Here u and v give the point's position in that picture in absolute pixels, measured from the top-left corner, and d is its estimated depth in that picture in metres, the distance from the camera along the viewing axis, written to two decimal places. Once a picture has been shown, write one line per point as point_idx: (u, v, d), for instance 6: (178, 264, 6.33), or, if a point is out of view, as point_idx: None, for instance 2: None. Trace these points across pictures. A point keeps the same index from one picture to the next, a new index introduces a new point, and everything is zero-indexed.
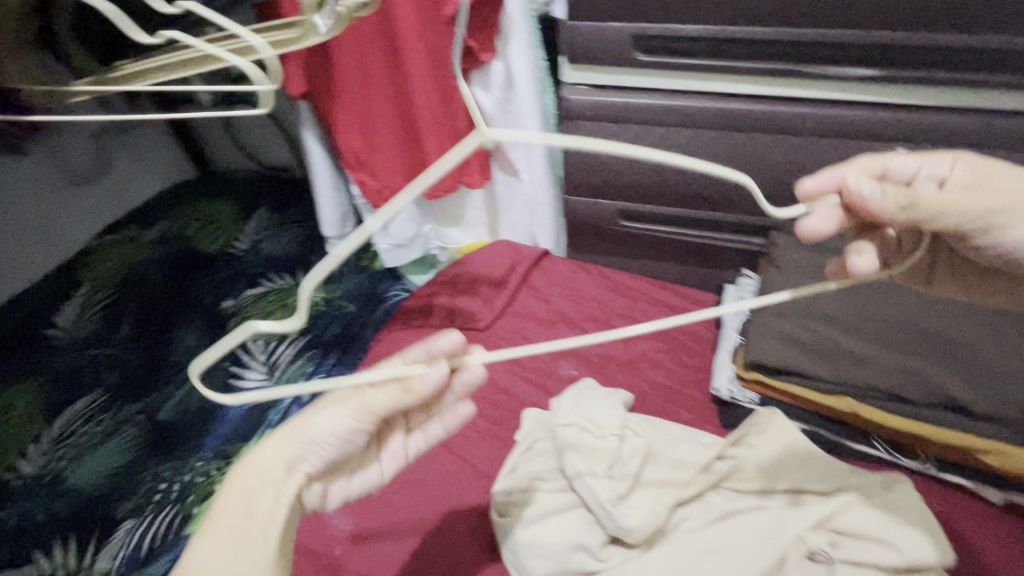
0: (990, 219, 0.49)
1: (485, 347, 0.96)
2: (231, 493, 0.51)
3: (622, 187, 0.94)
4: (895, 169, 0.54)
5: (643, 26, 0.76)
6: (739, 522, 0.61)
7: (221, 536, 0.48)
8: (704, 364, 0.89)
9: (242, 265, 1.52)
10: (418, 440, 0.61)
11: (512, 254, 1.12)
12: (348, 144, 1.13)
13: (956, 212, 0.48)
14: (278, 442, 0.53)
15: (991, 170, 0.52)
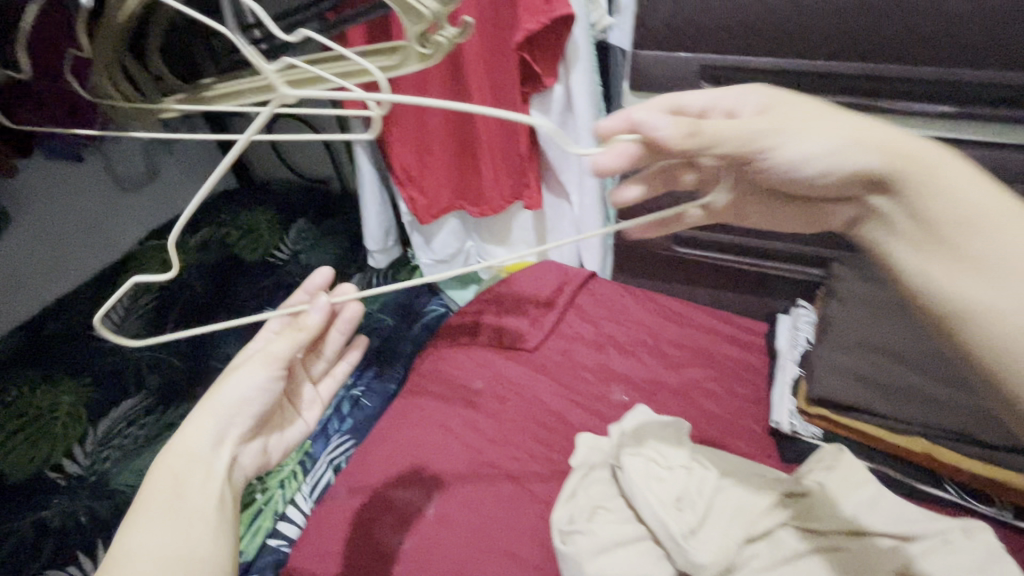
0: (756, 133, 0.40)
1: (533, 368, 0.95)
2: (158, 483, 0.48)
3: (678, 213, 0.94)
4: (688, 105, 0.47)
5: (712, 57, 0.77)
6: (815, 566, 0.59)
7: (160, 520, 0.46)
8: (759, 395, 0.88)
9: (284, 275, 1.57)
10: (328, 383, 0.69)
11: (558, 275, 1.12)
12: (399, 161, 1.14)
13: (723, 133, 0.40)
14: (202, 416, 0.53)
15: (785, 95, 0.45)
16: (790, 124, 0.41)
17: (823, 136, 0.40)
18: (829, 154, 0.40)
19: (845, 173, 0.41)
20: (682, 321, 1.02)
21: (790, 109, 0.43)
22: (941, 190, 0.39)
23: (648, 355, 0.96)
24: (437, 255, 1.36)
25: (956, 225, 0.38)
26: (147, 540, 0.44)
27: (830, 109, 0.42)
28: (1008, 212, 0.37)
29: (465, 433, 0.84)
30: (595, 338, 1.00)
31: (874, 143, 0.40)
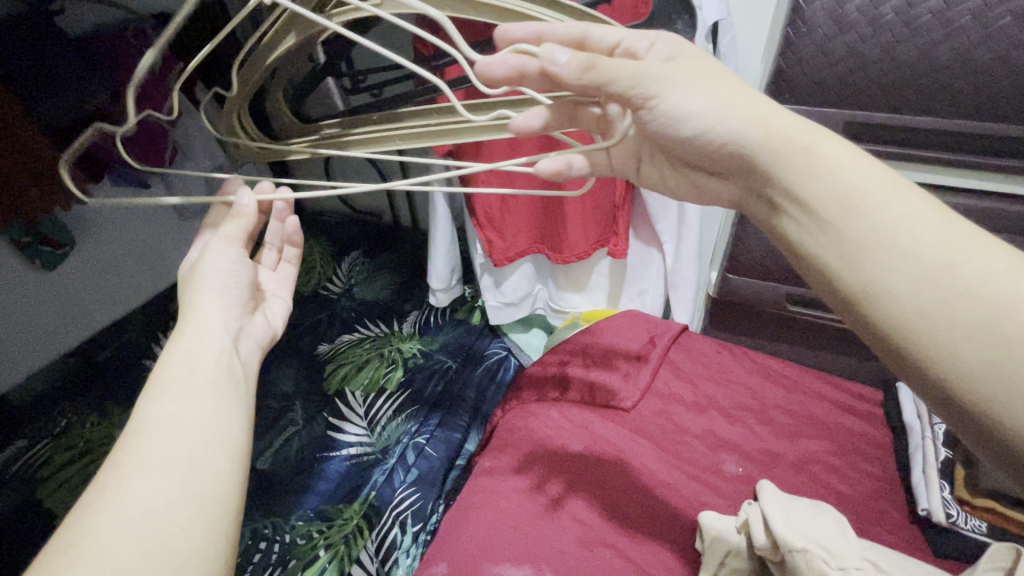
0: (645, 82, 0.45)
1: (634, 431, 0.89)
2: (168, 360, 0.48)
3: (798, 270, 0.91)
4: (595, 39, 0.48)
5: (858, 114, 0.83)
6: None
7: (171, 388, 0.45)
8: (887, 474, 0.81)
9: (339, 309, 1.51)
10: (286, 267, 0.68)
11: (647, 326, 1.07)
12: (481, 205, 1.11)
13: (613, 70, 0.45)
14: (202, 297, 0.52)
15: (694, 49, 0.49)
16: (690, 91, 0.46)
17: (722, 106, 0.47)
18: (724, 126, 0.47)
19: (735, 143, 0.47)
20: (787, 384, 0.96)
21: (696, 70, 0.48)
22: (818, 167, 0.45)
23: (757, 421, 0.89)
24: (505, 298, 1.30)
25: (832, 198, 0.44)
26: (165, 407, 0.43)
27: (735, 84, 0.49)
28: (882, 183, 0.43)
29: (570, 502, 0.78)
30: (696, 400, 0.94)
31: (760, 118, 0.47)
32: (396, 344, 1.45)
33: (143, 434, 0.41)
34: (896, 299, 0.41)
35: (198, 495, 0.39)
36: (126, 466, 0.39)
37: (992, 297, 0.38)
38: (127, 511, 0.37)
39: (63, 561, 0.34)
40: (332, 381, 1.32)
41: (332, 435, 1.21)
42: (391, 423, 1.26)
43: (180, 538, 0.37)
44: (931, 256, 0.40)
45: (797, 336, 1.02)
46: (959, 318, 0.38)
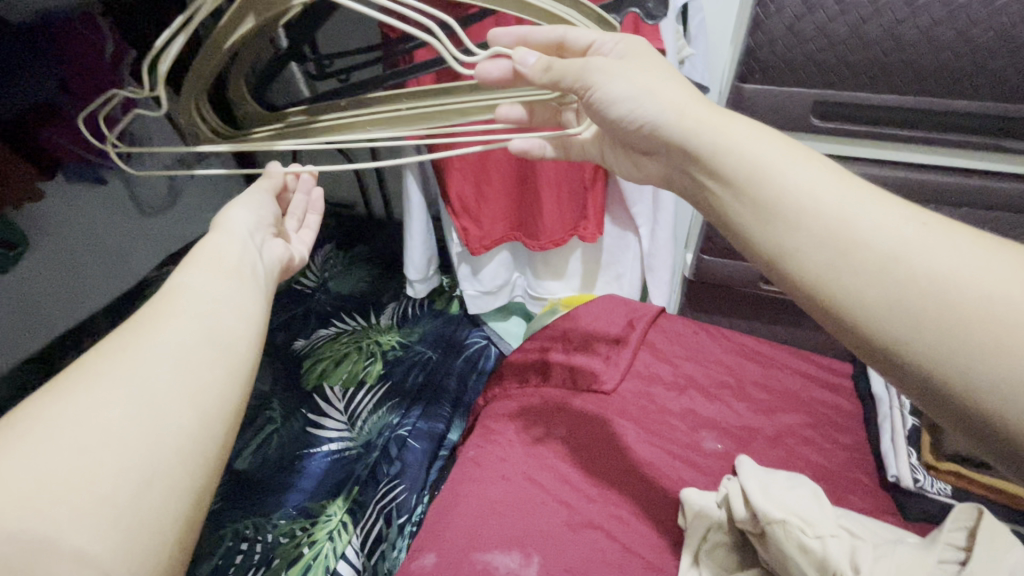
0: (590, 75, 0.49)
1: (615, 414, 0.89)
2: (208, 241, 0.50)
3: None
4: (573, 38, 0.50)
5: (829, 93, 0.85)
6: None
7: (205, 266, 0.47)
8: (858, 443, 0.84)
9: (314, 304, 1.49)
10: (308, 234, 0.65)
11: (625, 310, 1.08)
12: (456, 190, 1.09)
13: (565, 67, 0.49)
14: (235, 208, 0.55)
15: (646, 48, 0.51)
16: (616, 79, 0.49)
17: (643, 92, 0.49)
18: (650, 109, 0.49)
19: (655, 125, 0.49)
20: (764, 361, 0.98)
21: (644, 64, 0.50)
22: (727, 145, 0.46)
23: (734, 399, 0.92)
24: (484, 286, 1.30)
25: (744, 174, 0.44)
26: (196, 278, 0.45)
27: (657, 70, 0.51)
28: (787, 160, 0.44)
29: (555, 485, 0.78)
30: (675, 379, 0.96)
31: (676, 102, 0.48)
32: (374, 337, 1.44)
33: (179, 294, 0.43)
34: (806, 262, 0.41)
35: (219, 347, 0.41)
36: (159, 312, 0.41)
37: (887, 252, 0.38)
38: (165, 344, 0.39)
39: (88, 381, 0.35)
40: (310, 377, 1.30)
41: (312, 432, 1.20)
42: (372, 416, 1.25)
43: (201, 377, 0.38)
44: (829, 219, 0.40)
45: (772, 314, 1.05)
46: (862, 270, 0.38)
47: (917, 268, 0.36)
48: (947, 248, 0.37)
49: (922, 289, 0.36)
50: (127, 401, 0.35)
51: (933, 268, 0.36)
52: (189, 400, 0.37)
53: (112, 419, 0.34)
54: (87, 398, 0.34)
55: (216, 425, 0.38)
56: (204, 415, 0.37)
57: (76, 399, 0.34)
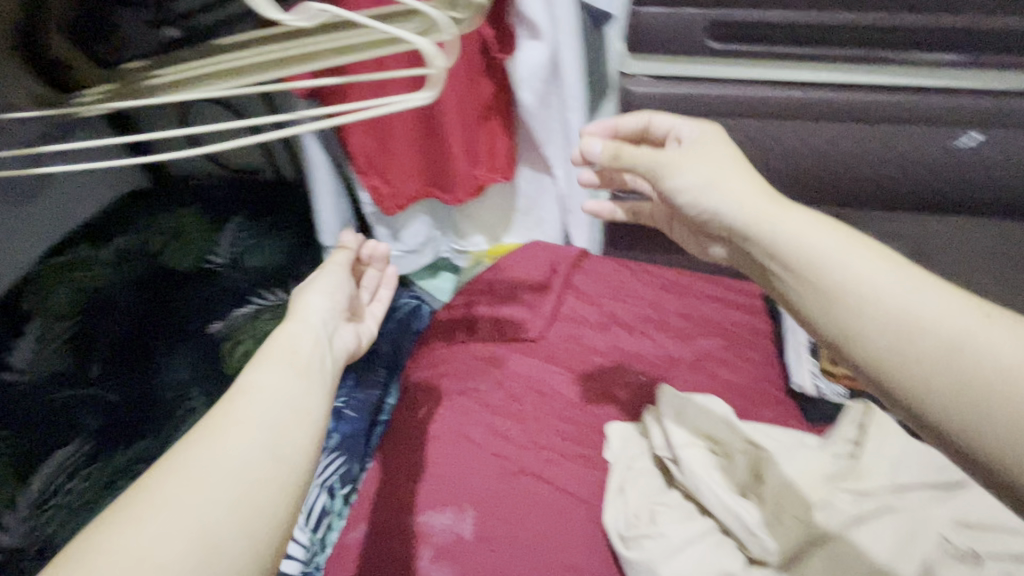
0: (660, 165, 0.54)
1: (543, 360, 0.90)
2: (283, 336, 0.54)
3: None
4: (657, 124, 0.60)
5: (728, 14, 0.72)
6: (880, 524, 0.59)
7: (277, 364, 0.50)
8: (769, 358, 0.89)
9: (227, 283, 1.37)
10: (378, 306, 0.73)
11: (549, 255, 1.07)
12: (359, 145, 1.02)
13: (635, 157, 0.56)
14: (309, 298, 0.60)
15: (718, 138, 0.54)
16: (682, 171, 0.52)
17: (707, 184, 0.51)
18: (712, 197, 0.50)
19: (718, 214, 0.50)
20: (683, 292, 1.00)
21: (712, 154, 0.53)
22: (798, 233, 0.45)
23: (656, 331, 0.94)
24: (406, 247, 1.25)
25: (800, 261, 0.44)
26: (266, 377, 0.48)
27: (718, 157, 0.52)
28: (843, 249, 0.42)
29: (487, 438, 0.78)
30: (599, 318, 0.97)
31: (737, 194, 0.49)
32: None
33: (250, 395, 0.46)
34: (872, 344, 0.39)
35: (280, 453, 0.43)
36: (234, 415, 0.44)
37: (947, 337, 0.36)
38: (232, 450, 0.41)
39: (171, 495, 0.38)
40: (232, 363, 1.21)
41: None
42: None
43: (261, 484, 0.41)
44: (892, 301, 0.38)
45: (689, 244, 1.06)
46: (924, 359, 0.36)
47: (985, 359, 0.34)
48: (1006, 336, 0.34)
49: (989, 381, 0.33)
50: (186, 513, 0.37)
51: (997, 361, 0.33)
52: (247, 513, 0.39)
53: (183, 535, 0.36)
54: (161, 506, 0.37)
55: (261, 541, 0.39)
56: (254, 534, 0.38)
57: (150, 506, 0.37)
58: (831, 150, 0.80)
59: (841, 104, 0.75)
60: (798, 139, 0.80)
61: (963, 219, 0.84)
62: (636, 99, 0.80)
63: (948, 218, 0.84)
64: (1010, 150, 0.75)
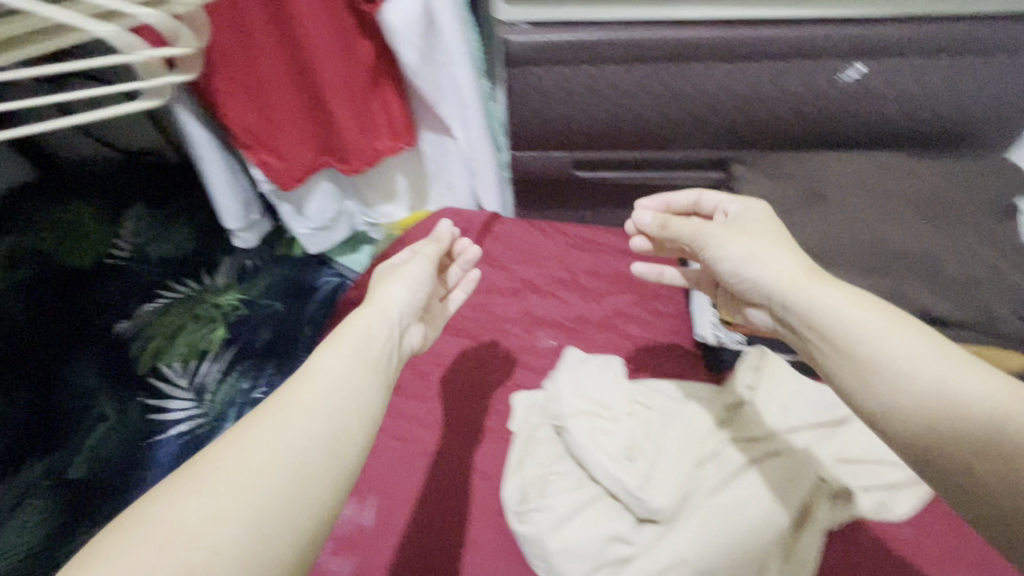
0: (707, 237, 0.57)
1: (451, 334, 0.87)
2: (354, 326, 0.54)
3: (564, 134, 0.82)
4: (706, 201, 0.66)
5: None
6: (767, 471, 0.60)
7: (347, 360, 0.49)
8: (678, 309, 0.89)
9: (136, 275, 1.23)
10: (456, 296, 0.72)
11: (458, 222, 1.02)
12: (239, 121, 0.91)
13: (681, 226, 0.59)
14: (393, 286, 0.59)
15: (767, 220, 0.57)
16: (730, 244, 0.55)
17: (755, 256, 0.53)
18: (756, 265, 0.52)
19: (759, 283, 0.52)
20: (595, 248, 0.97)
21: (756, 226, 0.56)
22: (830, 301, 0.46)
23: (568, 292, 0.92)
24: (314, 223, 1.17)
25: (835, 329, 0.45)
26: (331, 366, 0.48)
27: (763, 233, 0.55)
28: (879, 325, 0.44)
29: (393, 423, 0.76)
30: (510, 285, 0.94)
31: (777, 267, 0.51)
32: (210, 301, 1.25)
33: (316, 382, 0.46)
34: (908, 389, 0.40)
35: (334, 453, 0.42)
36: (300, 400, 0.44)
37: (985, 398, 0.37)
38: (291, 435, 0.41)
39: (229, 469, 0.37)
40: (143, 359, 1.12)
41: (154, 418, 1.08)
42: (223, 386, 1.15)
43: (310, 490, 0.39)
44: (936, 359, 0.41)
45: (586, 200, 0.98)
46: (956, 426, 0.38)
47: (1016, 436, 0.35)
48: None
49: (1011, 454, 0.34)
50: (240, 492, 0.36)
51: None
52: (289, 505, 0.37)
53: (217, 523, 0.34)
54: (222, 485, 0.36)
55: (299, 531, 0.37)
56: (299, 526, 0.37)
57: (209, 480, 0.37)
58: (722, 93, 0.75)
59: (730, 42, 0.70)
60: (687, 83, 0.74)
61: (854, 155, 0.79)
62: (515, 51, 0.72)
63: (842, 155, 0.79)
64: (896, 83, 0.73)
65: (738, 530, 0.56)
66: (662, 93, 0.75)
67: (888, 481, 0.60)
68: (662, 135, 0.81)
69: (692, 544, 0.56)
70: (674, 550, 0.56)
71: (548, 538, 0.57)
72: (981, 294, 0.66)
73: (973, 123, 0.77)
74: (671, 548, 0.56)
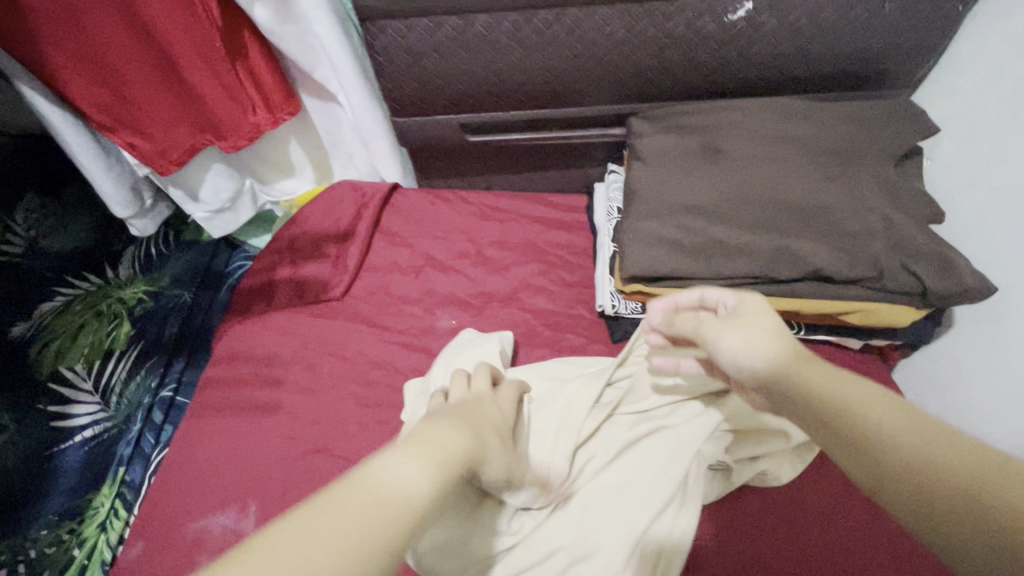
0: (702, 330, 0.47)
1: (346, 321, 0.82)
2: (452, 436, 0.37)
3: (443, 93, 0.75)
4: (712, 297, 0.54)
5: None
6: (648, 448, 0.58)
7: (437, 475, 0.33)
8: (586, 278, 0.84)
9: (32, 273, 1.14)
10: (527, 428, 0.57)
11: (355, 197, 0.95)
12: (86, 97, 0.80)
13: (682, 323, 0.51)
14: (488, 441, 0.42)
15: (768, 316, 0.45)
16: (724, 336, 0.45)
17: (761, 351, 0.42)
18: (760, 359, 0.42)
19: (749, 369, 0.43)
20: (501, 217, 0.91)
21: (756, 319, 0.45)
22: (831, 380, 0.38)
23: (472, 267, 0.86)
24: (210, 206, 1.07)
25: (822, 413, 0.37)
26: (408, 475, 0.31)
27: (762, 324, 0.44)
28: (859, 395, 0.37)
29: (283, 422, 0.73)
30: (412, 262, 0.88)
31: (768, 354, 0.42)
32: (113, 295, 1.17)
33: (388, 490, 0.30)
34: (909, 455, 0.33)
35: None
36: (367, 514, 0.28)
37: (981, 473, 0.30)
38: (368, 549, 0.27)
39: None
40: (42, 365, 1.04)
41: (56, 425, 1.00)
42: (130, 385, 1.06)
43: None
44: (923, 429, 0.34)
45: (488, 165, 0.91)
46: (954, 499, 0.30)
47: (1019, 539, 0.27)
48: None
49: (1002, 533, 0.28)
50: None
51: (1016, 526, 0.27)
52: None
53: None
54: None
55: None
56: None
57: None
58: (605, 39, 0.69)
59: None
60: (565, 30, 0.68)
61: (756, 102, 0.74)
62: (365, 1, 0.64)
63: (743, 101, 0.74)
64: (788, 18, 0.67)
65: (615, 513, 0.55)
66: (541, 44, 0.69)
67: (773, 446, 0.59)
68: (551, 90, 0.75)
69: (568, 531, 0.55)
70: (548, 537, 0.55)
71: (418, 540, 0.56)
72: (875, 245, 0.62)
73: (877, 60, 0.72)
74: (547, 534, 0.55)
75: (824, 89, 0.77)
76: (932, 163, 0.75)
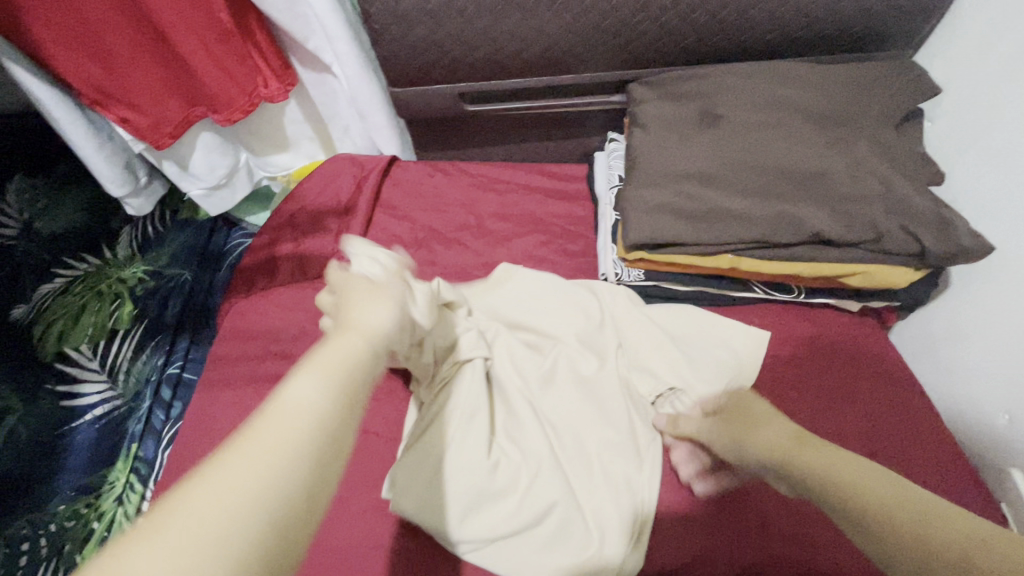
0: (708, 432, 0.59)
1: None
2: (344, 341, 0.36)
3: (439, 60, 0.74)
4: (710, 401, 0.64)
5: None
6: (606, 404, 0.66)
7: (337, 376, 0.33)
8: (588, 247, 0.85)
9: (29, 256, 1.15)
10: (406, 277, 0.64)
11: (354, 171, 0.94)
12: (70, 69, 0.79)
13: (689, 424, 0.62)
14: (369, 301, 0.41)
15: (757, 408, 0.56)
16: (720, 434, 0.57)
17: (750, 443, 0.53)
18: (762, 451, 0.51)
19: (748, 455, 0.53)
20: (501, 188, 0.91)
21: (741, 408, 0.57)
22: (826, 457, 0.47)
23: (473, 239, 0.86)
24: (207, 182, 1.06)
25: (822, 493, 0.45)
26: (311, 397, 0.31)
27: (753, 413, 0.56)
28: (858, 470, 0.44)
29: None
30: (413, 236, 0.87)
31: (762, 440, 0.52)
32: (114, 275, 1.17)
33: (292, 418, 0.29)
34: (886, 513, 0.40)
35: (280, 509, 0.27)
36: (269, 448, 0.28)
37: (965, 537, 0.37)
38: (299, 473, 0.28)
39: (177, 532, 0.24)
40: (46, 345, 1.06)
41: (68, 405, 1.01)
42: (135, 365, 1.06)
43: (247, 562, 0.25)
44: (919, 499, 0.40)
45: (487, 136, 0.91)
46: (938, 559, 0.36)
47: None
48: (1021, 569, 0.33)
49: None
50: (213, 565, 0.24)
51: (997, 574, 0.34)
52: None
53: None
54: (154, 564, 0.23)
55: None
56: None
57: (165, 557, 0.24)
58: (603, 3, 0.68)
59: None
60: None
61: (756, 66, 0.73)
62: None
63: (741, 66, 0.73)
64: None
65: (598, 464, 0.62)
66: (538, 8, 0.68)
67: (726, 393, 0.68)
68: (549, 56, 0.74)
69: (560, 486, 0.59)
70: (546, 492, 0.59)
71: (404, 502, 0.59)
72: (872, 209, 0.63)
73: (880, 19, 0.71)
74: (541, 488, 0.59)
75: (826, 51, 0.76)
76: (933, 124, 0.75)
